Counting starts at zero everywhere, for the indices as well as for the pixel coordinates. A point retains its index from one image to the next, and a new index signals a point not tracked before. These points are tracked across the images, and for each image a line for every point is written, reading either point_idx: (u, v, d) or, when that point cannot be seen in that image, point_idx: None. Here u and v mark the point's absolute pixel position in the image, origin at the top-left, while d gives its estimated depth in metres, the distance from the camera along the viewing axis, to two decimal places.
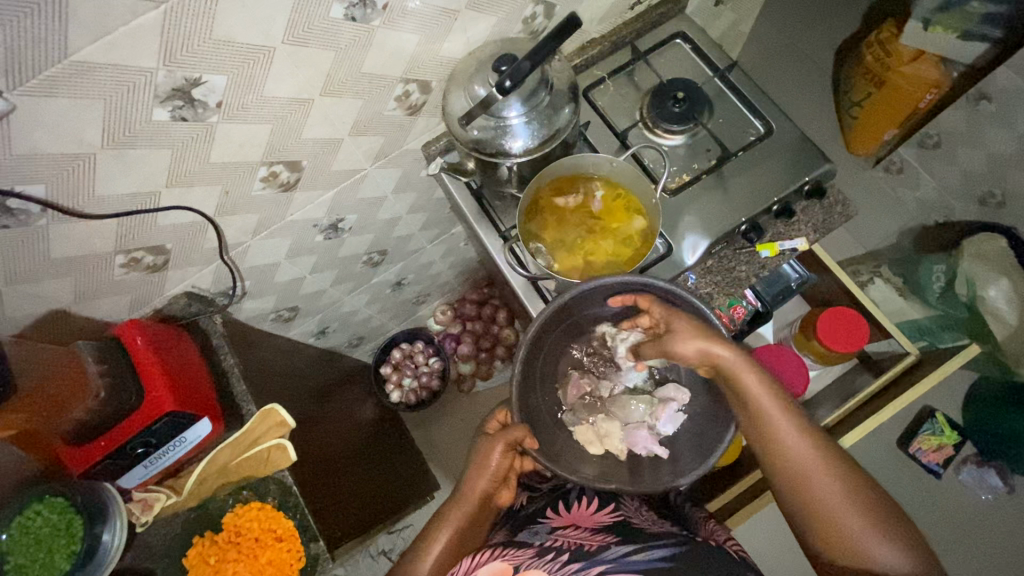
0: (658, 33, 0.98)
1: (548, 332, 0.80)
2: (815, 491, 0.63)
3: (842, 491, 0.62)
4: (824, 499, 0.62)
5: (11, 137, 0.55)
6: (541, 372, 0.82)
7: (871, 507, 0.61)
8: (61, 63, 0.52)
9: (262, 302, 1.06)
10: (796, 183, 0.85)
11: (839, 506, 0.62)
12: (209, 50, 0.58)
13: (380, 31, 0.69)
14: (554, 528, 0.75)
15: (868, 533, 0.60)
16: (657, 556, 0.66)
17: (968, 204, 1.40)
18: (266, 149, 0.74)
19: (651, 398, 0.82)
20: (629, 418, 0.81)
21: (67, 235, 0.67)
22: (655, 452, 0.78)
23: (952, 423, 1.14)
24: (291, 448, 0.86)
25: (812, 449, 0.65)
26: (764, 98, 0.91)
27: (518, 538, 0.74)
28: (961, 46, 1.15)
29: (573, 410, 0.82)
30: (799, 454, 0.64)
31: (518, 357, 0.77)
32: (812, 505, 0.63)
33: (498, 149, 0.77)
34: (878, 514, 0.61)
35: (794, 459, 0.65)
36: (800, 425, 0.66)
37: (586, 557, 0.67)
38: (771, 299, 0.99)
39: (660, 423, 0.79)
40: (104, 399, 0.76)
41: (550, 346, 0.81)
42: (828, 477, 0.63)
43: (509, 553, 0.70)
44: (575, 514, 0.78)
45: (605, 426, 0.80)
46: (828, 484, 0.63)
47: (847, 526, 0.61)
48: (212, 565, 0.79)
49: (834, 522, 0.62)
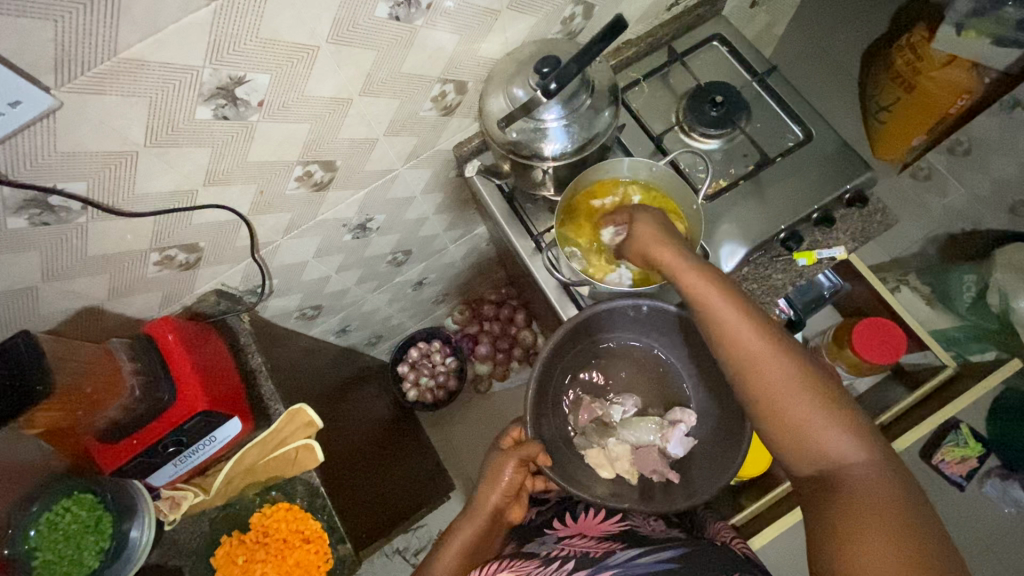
0: (695, 35, 0.96)
1: (567, 347, 0.82)
2: (771, 387, 0.58)
3: (795, 390, 0.57)
4: (777, 395, 0.58)
5: (58, 135, 0.54)
6: (554, 389, 0.84)
7: (827, 399, 0.56)
8: (111, 60, 0.51)
9: (288, 300, 1.06)
10: (837, 191, 0.84)
11: (794, 404, 0.57)
12: (255, 49, 0.58)
13: (422, 31, 0.68)
14: (561, 538, 0.74)
15: (825, 428, 0.55)
16: (664, 557, 0.63)
17: (997, 213, 1.36)
18: (303, 149, 0.73)
19: (661, 420, 0.83)
20: (640, 442, 0.81)
21: (105, 232, 0.67)
22: (667, 477, 0.79)
23: (976, 435, 1.11)
24: (318, 449, 0.86)
25: (762, 342, 0.60)
26: (803, 103, 0.90)
27: (527, 548, 0.74)
28: (994, 51, 1.15)
29: (584, 434, 0.84)
30: (749, 349, 0.60)
31: (532, 375, 0.78)
32: (766, 407, 0.58)
33: (535, 151, 0.76)
34: (831, 406, 0.56)
35: (751, 354, 0.60)
36: (748, 315, 0.62)
37: (593, 563, 0.66)
38: (805, 307, 0.98)
39: (669, 445, 0.80)
40: (139, 397, 0.77)
41: (566, 363, 0.84)
42: (782, 371, 0.58)
43: (516, 564, 0.69)
44: (583, 523, 0.77)
45: (616, 449, 0.81)
46: (780, 378, 0.58)
47: (796, 421, 0.56)
48: (241, 565, 0.78)
49: (787, 420, 0.57)
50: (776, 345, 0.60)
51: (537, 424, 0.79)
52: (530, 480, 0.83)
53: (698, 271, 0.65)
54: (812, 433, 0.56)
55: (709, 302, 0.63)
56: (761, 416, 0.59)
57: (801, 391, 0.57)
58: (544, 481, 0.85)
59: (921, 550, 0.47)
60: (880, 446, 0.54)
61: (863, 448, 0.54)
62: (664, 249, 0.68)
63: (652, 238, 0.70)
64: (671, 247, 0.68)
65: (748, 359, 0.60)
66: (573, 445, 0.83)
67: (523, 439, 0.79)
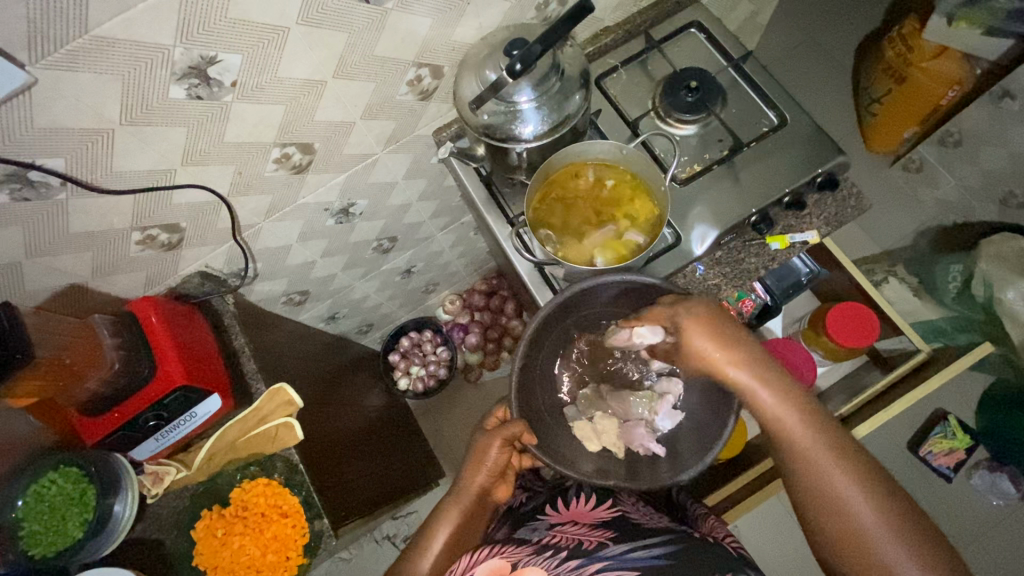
0: (673, 22, 0.97)
1: (551, 326, 0.80)
2: (857, 523, 0.60)
3: (879, 519, 0.60)
4: (864, 535, 0.60)
5: (34, 111, 0.56)
6: (541, 373, 0.83)
7: (910, 531, 0.59)
8: (82, 37, 0.53)
9: (275, 284, 1.08)
10: (809, 175, 0.84)
11: (876, 537, 0.59)
12: (226, 28, 0.59)
13: (394, 13, 0.70)
14: (553, 524, 0.77)
15: (906, 563, 0.58)
16: (656, 553, 0.67)
17: (988, 204, 1.34)
18: (280, 131, 0.75)
19: (650, 393, 0.83)
20: (628, 417, 0.82)
21: (86, 209, 0.69)
22: (652, 449, 0.79)
23: (965, 426, 1.12)
24: (298, 427, 0.87)
25: (845, 472, 0.63)
26: (779, 89, 0.90)
27: (518, 534, 0.77)
28: (986, 42, 1.15)
29: (574, 405, 0.84)
30: (831, 478, 0.63)
31: (517, 351, 0.77)
32: (845, 533, 0.61)
33: (508, 134, 0.77)
34: (916, 539, 0.59)
35: (828, 482, 0.63)
36: (835, 449, 0.64)
37: (584, 554, 0.67)
38: (783, 292, 0.99)
39: (657, 418, 0.81)
40: (119, 371, 0.79)
41: (551, 345, 0.82)
42: (863, 499, 0.61)
43: (509, 549, 0.72)
44: (574, 510, 0.81)
45: (602, 422, 0.82)
46: (859, 509, 0.61)
47: (879, 548, 0.59)
48: (220, 537, 0.81)
49: (868, 548, 0.60)
50: (862, 478, 0.62)
51: (523, 401, 0.79)
52: (517, 459, 0.85)
53: (776, 399, 0.67)
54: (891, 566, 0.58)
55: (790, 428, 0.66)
56: (835, 539, 0.62)
57: (885, 522, 0.60)
58: (531, 460, 0.86)
59: None
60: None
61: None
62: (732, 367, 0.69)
63: (720, 355, 0.69)
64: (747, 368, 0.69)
65: (832, 484, 0.62)
66: (563, 415, 0.83)
67: (508, 419, 0.82)
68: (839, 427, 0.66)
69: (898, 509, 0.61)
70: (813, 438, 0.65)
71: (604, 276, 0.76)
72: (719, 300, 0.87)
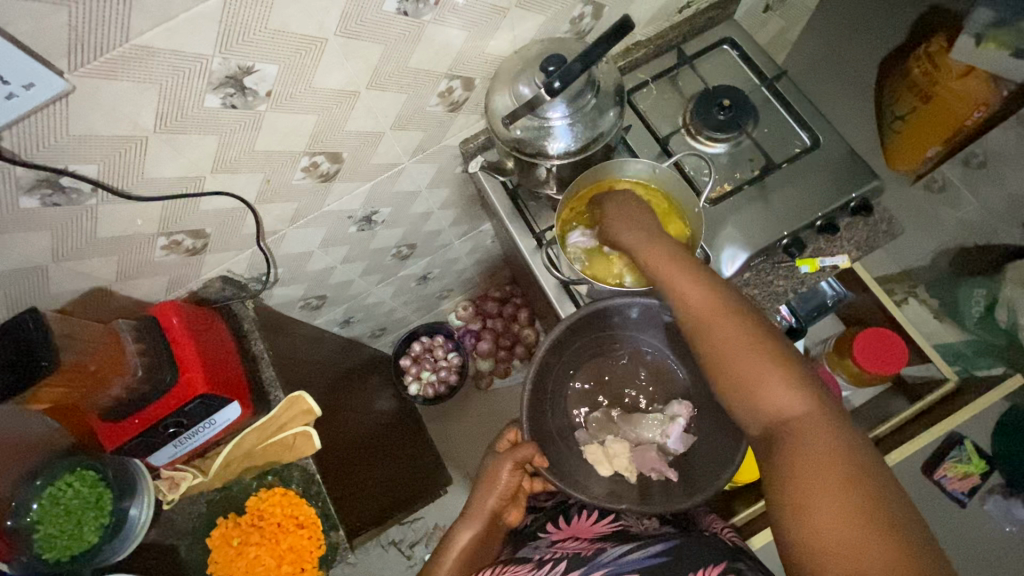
0: (706, 38, 0.96)
1: (560, 349, 0.81)
2: (734, 349, 0.60)
3: (747, 346, 0.59)
4: (729, 356, 0.60)
5: (70, 118, 0.56)
6: (553, 395, 0.83)
7: (777, 354, 0.58)
8: (122, 45, 0.52)
9: (293, 289, 1.07)
10: (843, 199, 0.83)
11: (745, 362, 0.59)
12: (264, 39, 0.59)
13: (431, 26, 0.69)
14: (553, 542, 0.77)
15: (770, 381, 0.57)
16: (653, 553, 0.65)
17: (1011, 227, 1.36)
18: (310, 140, 0.74)
19: (661, 415, 0.82)
20: (640, 439, 0.81)
21: (115, 215, 0.69)
22: (667, 475, 0.78)
23: (980, 451, 1.08)
24: (316, 436, 0.87)
25: (720, 310, 0.63)
26: (813, 110, 0.89)
27: (520, 554, 0.77)
28: (1017, 65, 1.13)
29: (585, 429, 0.84)
30: (706, 315, 0.63)
31: (526, 378, 0.78)
32: (720, 363, 0.60)
33: (539, 149, 0.76)
34: (781, 362, 0.58)
35: (702, 317, 0.63)
36: (715, 294, 0.64)
37: (584, 563, 0.68)
38: (807, 315, 0.99)
39: (668, 440, 0.80)
40: (142, 377, 0.78)
41: (561, 368, 0.83)
42: (736, 331, 0.61)
43: (510, 568, 0.73)
44: (575, 526, 0.80)
45: (614, 446, 0.80)
46: (731, 339, 0.60)
47: (747, 372, 0.58)
48: (236, 547, 0.80)
49: (737, 373, 0.59)
50: (730, 310, 0.62)
51: (535, 425, 0.79)
52: (529, 483, 0.86)
53: (659, 249, 0.69)
54: (759, 388, 0.57)
55: (668, 274, 0.67)
56: (713, 374, 0.61)
57: (755, 350, 0.59)
58: (542, 483, 0.86)
59: (862, 487, 0.49)
60: (831, 404, 0.56)
61: (808, 397, 0.56)
62: (627, 232, 0.73)
63: (625, 220, 0.74)
64: (635, 231, 0.72)
65: (708, 321, 0.62)
66: (573, 438, 0.83)
67: (519, 440, 0.81)
68: (707, 268, 0.68)
69: (768, 339, 0.60)
70: (690, 278, 0.66)
71: (609, 299, 0.77)
72: None
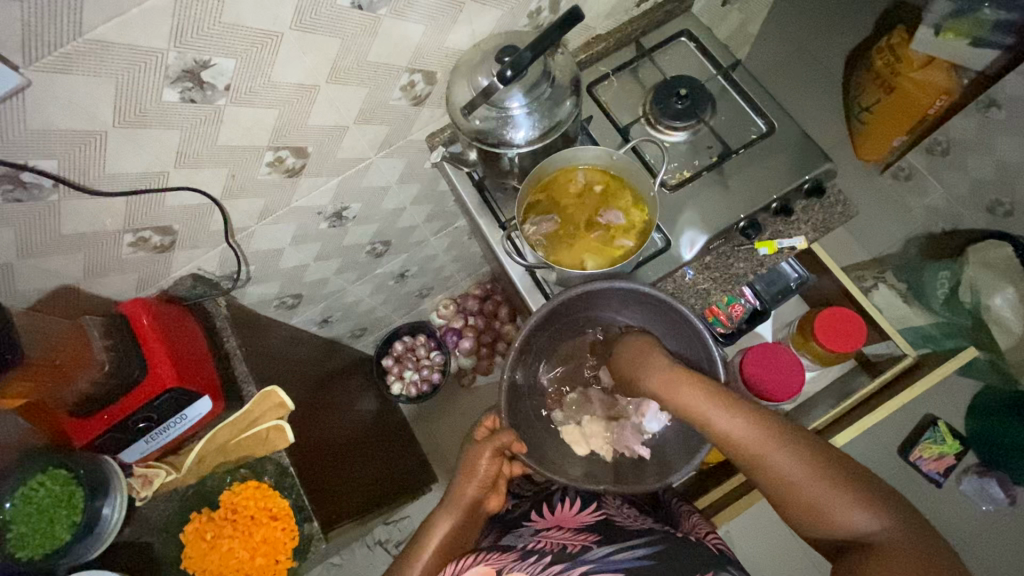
0: (664, 30, 0.98)
1: (540, 332, 0.80)
2: (781, 478, 0.63)
3: (803, 471, 0.62)
4: (792, 486, 0.62)
5: (27, 112, 0.57)
6: (528, 373, 0.83)
7: (833, 469, 0.62)
8: (76, 40, 0.53)
9: (267, 287, 1.08)
10: (796, 181, 0.86)
11: (810, 491, 0.61)
12: (219, 33, 0.60)
13: (387, 19, 0.71)
14: (538, 531, 0.77)
15: (839, 506, 0.60)
16: (639, 555, 0.67)
17: (976, 213, 1.37)
18: (273, 134, 0.75)
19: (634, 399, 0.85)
20: (616, 418, 0.85)
21: (78, 210, 0.70)
22: (638, 453, 0.81)
23: (954, 432, 1.12)
24: (289, 429, 0.87)
25: (765, 440, 0.64)
26: (767, 96, 0.91)
27: (504, 541, 0.77)
28: (973, 52, 1.15)
29: (562, 409, 0.86)
30: (756, 452, 0.64)
31: (508, 360, 0.78)
32: (786, 498, 0.63)
33: (500, 139, 0.78)
34: (844, 480, 0.61)
35: (752, 456, 0.64)
36: (754, 423, 0.65)
37: (569, 558, 0.68)
38: (772, 297, 1.02)
39: (645, 420, 0.82)
40: (109, 372, 0.79)
41: (538, 349, 0.82)
42: (788, 463, 0.63)
43: (493, 556, 0.71)
44: (560, 515, 0.81)
45: (590, 426, 0.84)
46: (791, 473, 0.62)
47: (814, 501, 0.61)
48: (209, 541, 0.81)
49: (807, 503, 0.61)
50: (763, 426, 0.65)
51: (514, 413, 0.79)
52: (508, 468, 0.85)
53: (682, 387, 0.70)
54: (831, 514, 0.60)
55: (675, 392, 0.70)
56: (781, 502, 0.64)
57: (811, 475, 0.62)
58: (522, 467, 0.86)
59: None
60: (898, 506, 0.60)
61: (875, 511, 0.59)
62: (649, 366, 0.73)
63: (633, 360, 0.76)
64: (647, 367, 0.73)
65: (757, 455, 0.64)
66: (549, 420, 0.84)
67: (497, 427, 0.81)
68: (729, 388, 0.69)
69: (815, 454, 0.63)
70: (724, 415, 0.66)
71: (582, 286, 0.77)
72: (708, 304, 0.88)
